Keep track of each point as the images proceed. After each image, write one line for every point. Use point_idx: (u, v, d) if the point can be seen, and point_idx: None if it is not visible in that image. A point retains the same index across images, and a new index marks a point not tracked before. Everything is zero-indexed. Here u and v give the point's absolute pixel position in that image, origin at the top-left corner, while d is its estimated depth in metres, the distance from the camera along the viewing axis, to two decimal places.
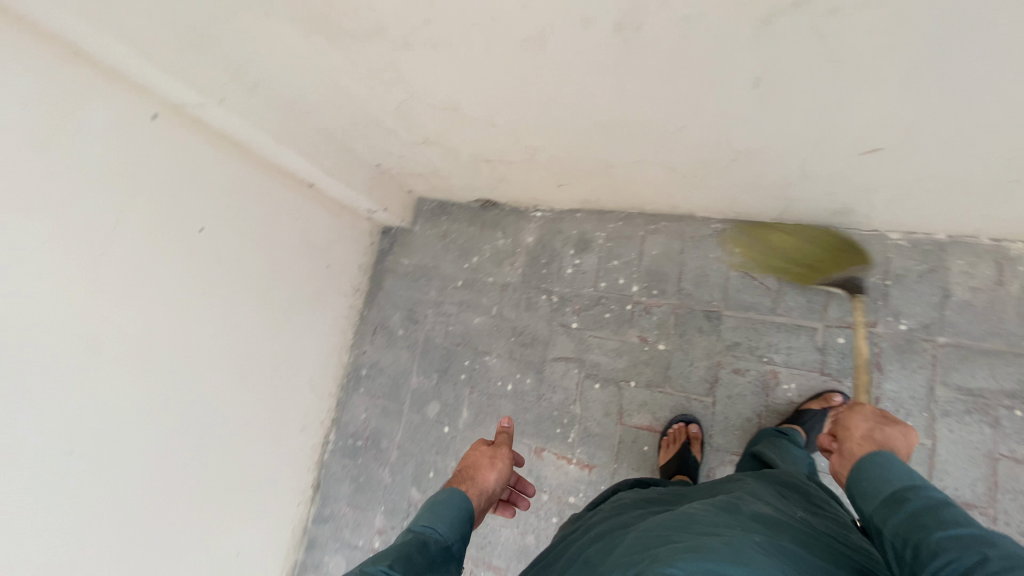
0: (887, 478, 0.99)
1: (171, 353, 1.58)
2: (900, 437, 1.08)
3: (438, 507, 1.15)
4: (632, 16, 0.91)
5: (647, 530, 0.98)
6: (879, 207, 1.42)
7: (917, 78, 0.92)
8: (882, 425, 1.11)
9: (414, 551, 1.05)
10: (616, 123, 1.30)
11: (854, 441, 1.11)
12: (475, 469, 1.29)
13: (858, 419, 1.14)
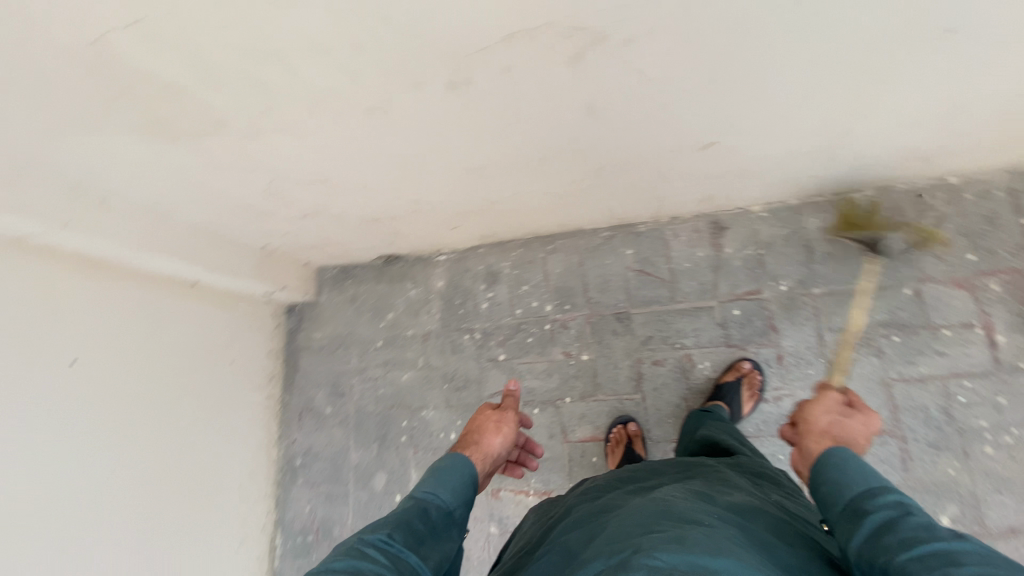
0: (846, 485, 0.99)
1: (119, 433, 1.56)
2: (859, 428, 1.12)
3: (448, 471, 1.27)
4: (461, 73, 0.97)
5: (627, 518, 0.99)
6: (736, 187, 1.58)
7: (719, 82, 1.04)
8: (843, 415, 1.14)
9: (417, 517, 1.14)
10: (483, 165, 1.36)
11: (813, 435, 1.14)
12: (482, 433, 1.45)
13: (820, 408, 1.17)
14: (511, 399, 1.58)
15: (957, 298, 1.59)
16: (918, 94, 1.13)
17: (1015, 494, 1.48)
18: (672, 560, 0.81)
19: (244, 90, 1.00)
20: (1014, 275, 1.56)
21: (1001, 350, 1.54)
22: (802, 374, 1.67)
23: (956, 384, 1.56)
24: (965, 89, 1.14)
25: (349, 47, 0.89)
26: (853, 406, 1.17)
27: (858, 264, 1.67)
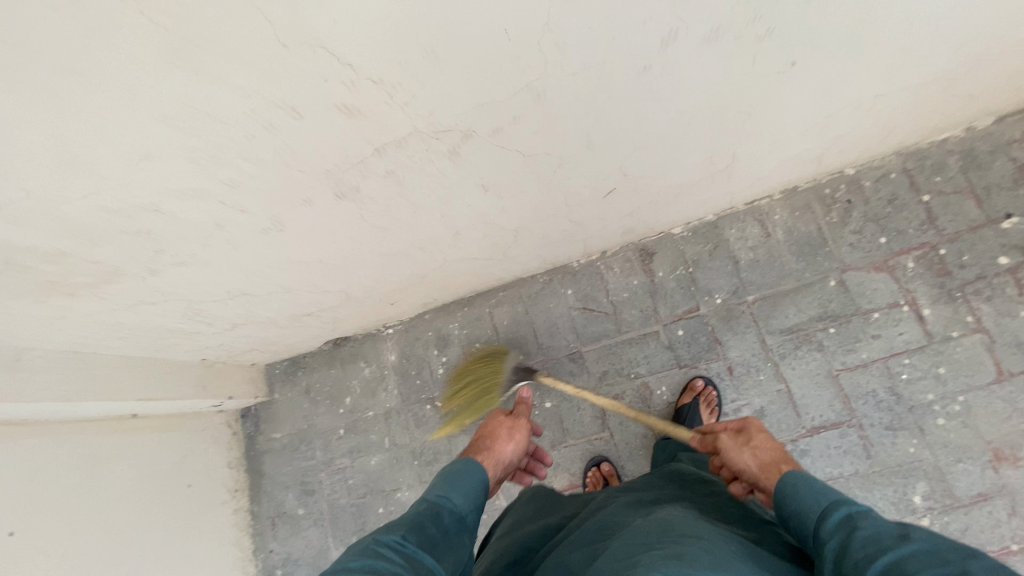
0: (804, 513, 0.93)
1: (62, 545, 1.45)
2: (768, 442, 1.19)
3: (461, 473, 1.12)
4: (348, 183, 0.98)
5: (625, 538, 0.92)
6: (653, 214, 1.62)
7: (600, 141, 1.08)
8: (751, 443, 1.20)
9: (429, 519, 1.00)
10: (400, 250, 1.37)
11: (759, 474, 1.13)
12: (493, 438, 1.30)
13: (733, 452, 1.20)
14: (523, 407, 1.44)
15: (880, 281, 1.66)
16: (787, 114, 1.20)
17: (972, 460, 1.53)
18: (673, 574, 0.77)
19: (128, 239, 0.98)
20: (926, 250, 1.64)
21: (929, 323, 1.61)
22: (754, 381, 1.71)
23: (897, 363, 1.61)
24: (831, 100, 1.20)
25: (221, 184, 0.89)
26: (743, 433, 1.25)
27: (782, 266, 1.74)
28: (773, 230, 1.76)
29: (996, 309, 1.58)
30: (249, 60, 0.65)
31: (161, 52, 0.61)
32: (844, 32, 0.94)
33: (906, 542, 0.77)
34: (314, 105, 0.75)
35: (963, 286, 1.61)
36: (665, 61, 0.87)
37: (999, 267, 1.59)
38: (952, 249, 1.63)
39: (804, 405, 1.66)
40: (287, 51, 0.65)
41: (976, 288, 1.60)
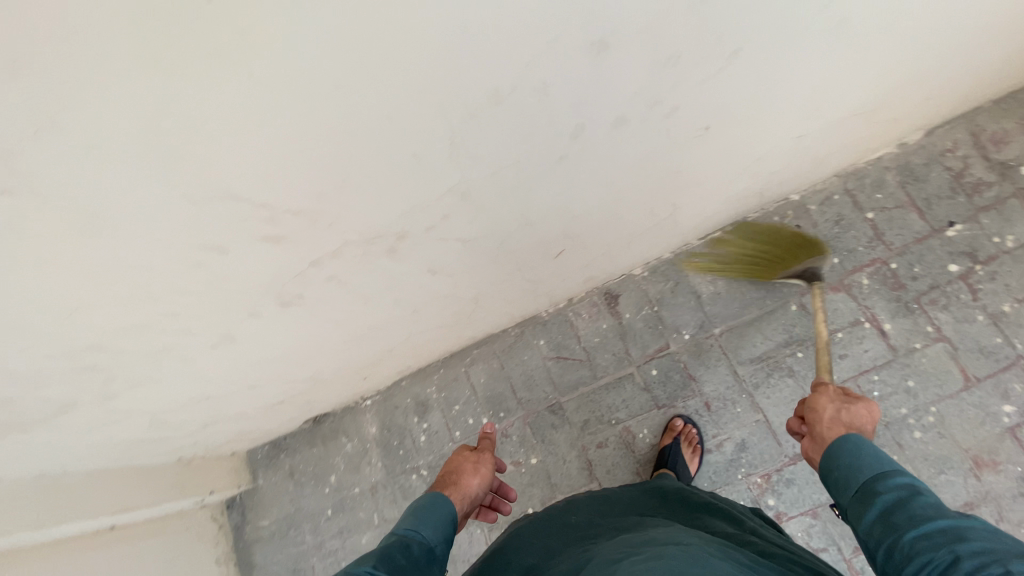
0: (859, 468, 0.86)
1: None
2: (869, 414, 0.94)
3: (429, 505, 1.08)
4: (292, 294, 0.99)
5: (613, 547, 0.93)
6: (611, 262, 1.65)
7: (536, 216, 1.11)
8: (848, 399, 0.97)
9: (399, 550, 0.97)
10: (361, 338, 1.37)
11: (823, 423, 0.97)
12: (458, 473, 1.23)
13: (821, 395, 1.00)
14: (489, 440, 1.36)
15: (838, 301, 1.70)
16: (718, 166, 1.24)
17: (953, 470, 1.54)
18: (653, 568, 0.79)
19: (75, 376, 0.97)
20: (877, 266, 1.69)
21: (891, 337, 1.65)
22: (732, 415, 1.72)
23: (867, 379, 1.64)
24: (758, 148, 1.26)
25: (160, 316, 0.90)
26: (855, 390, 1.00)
27: (744, 296, 1.78)
28: None
29: (953, 317, 1.62)
30: (163, 212, 0.68)
31: (67, 217, 0.63)
32: (750, 101, 1.00)
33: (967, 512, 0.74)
34: (240, 243, 0.79)
35: (919, 297, 1.65)
36: (579, 148, 0.91)
37: (950, 275, 1.65)
38: (903, 262, 1.68)
39: (783, 432, 1.66)
40: (200, 205, 0.69)
41: (931, 298, 1.65)
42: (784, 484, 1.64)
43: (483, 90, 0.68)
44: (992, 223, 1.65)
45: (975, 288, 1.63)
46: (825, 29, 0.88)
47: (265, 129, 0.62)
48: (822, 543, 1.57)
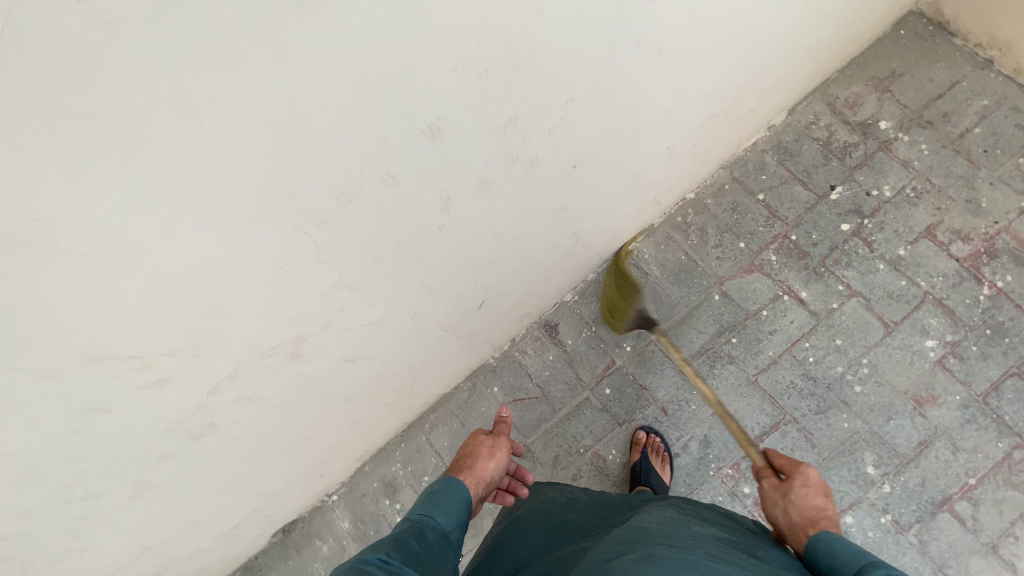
0: (841, 565, 0.87)
1: None
2: (810, 495, 1.02)
3: (445, 487, 1.03)
4: (202, 424, 0.95)
5: (605, 543, 0.94)
6: (538, 297, 1.68)
7: (439, 284, 1.12)
8: (787, 495, 1.04)
9: (411, 535, 0.94)
10: (301, 444, 1.32)
11: (789, 532, 1.01)
12: (473, 457, 1.16)
13: (767, 503, 1.07)
14: (504, 424, 1.28)
15: (754, 281, 1.80)
16: (602, 188, 1.31)
17: (900, 414, 1.62)
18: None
19: None
20: (780, 240, 1.81)
21: (810, 304, 1.75)
22: (689, 413, 1.76)
23: (800, 348, 1.72)
24: (636, 164, 1.33)
25: (59, 489, 0.85)
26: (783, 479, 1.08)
27: (670, 297, 1.86)
28: (649, 270, 1.90)
29: (858, 272, 1.74)
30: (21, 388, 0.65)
31: None
32: (603, 136, 1.08)
33: None
34: (120, 396, 0.77)
35: (824, 260, 1.77)
36: (454, 217, 0.94)
37: (844, 234, 1.78)
38: (801, 232, 1.80)
39: (739, 418, 1.71)
40: (58, 376, 0.67)
41: (834, 259, 1.77)
42: (753, 469, 1.67)
43: (327, 194, 0.72)
44: (867, 178, 1.81)
45: (869, 240, 1.76)
46: (649, 62, 0.97)
47: (115, 271, 0.62)
48: None
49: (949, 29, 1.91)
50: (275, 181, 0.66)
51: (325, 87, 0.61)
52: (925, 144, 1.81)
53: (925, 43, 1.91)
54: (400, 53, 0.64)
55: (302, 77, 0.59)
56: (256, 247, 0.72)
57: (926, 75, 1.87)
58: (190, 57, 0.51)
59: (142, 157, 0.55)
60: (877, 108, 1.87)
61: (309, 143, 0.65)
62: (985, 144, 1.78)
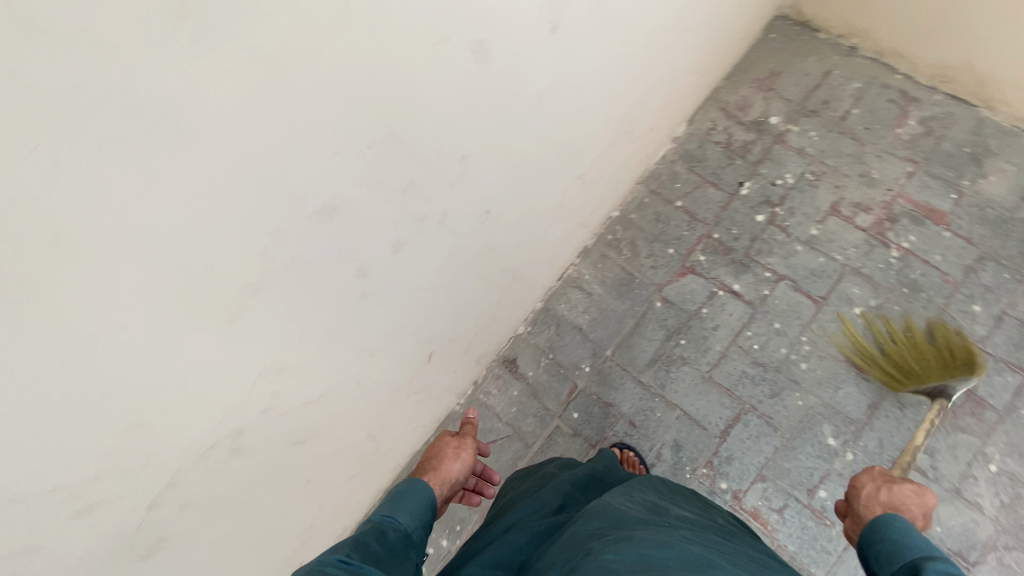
0: (903, 546, 0.88)
1: None
2: (911, 495, 1.01)
3: (408, 488, 1.06)
4: (148, 540, 0.91)
5: (581, 524, 0.96)
6: (489, 336, 1.71)
7: (378, 347, 1.13)
8: (887, 479, 1.05)
9: (373, 536, 0.93)
10: (267, 538, 1.26)
11: (864, 501, 1.04)
12: (438, 458, 1.24)
13: (863, 473, 1.10)
14: (470, 428, 1.37)
15: (690, 283, 1.91)
16: (523, 223, 1.37)
17: (846, 382, 1.71)
18: (627, 555, 0.81)
19: None
20: (705, 240, 1.94)
21: (744, 294, 1.86)
22: (656, 421, 1.79)
23: (744, 337, 1.82)
24: (551, 195, 1.41)
25: None
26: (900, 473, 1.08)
27: (616, 311, 1.94)
28: (592, 290, 1.99)
29: (780, 257, 1.87)
30: None
31: None
32: (506, 179, 1.14)
33: None
34: (47, 532, 0.73)
35: (747, 252, 1.90)
36: (375, 281, 0.97)
37: (760, 224, 1.92)
38: (722, 230, 1.94)
39: (703, 416, 1.76)
40: None
41: (757, 249, 1.90)
42: (725, 463, 1.71)
43: (233, 287, 0.75)
44: (769, 170, 1.97)
45: (783, 226, 1.90)
46: (533, 108, 1.05)
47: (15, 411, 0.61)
48: (780, 501, 1.64)
49: (812, 27, 2.11)
50: (170, 303, 0.69)
51: (202, 200, 0.65)
52: (814, 131, 1.97)
53: (794, 43, 2.10)
54: (263, 148, 0.67)
55: (179, 193, 0.62)
56: (162, 364, 0.74)
57: (801, 70, 2.05)
58: (54, 193, 0.53)
59: (36, 318, 0.58)
60: (765, 106, 2.04)
61: (200, 251, 0.68)
62: (865, 122, 1.94)
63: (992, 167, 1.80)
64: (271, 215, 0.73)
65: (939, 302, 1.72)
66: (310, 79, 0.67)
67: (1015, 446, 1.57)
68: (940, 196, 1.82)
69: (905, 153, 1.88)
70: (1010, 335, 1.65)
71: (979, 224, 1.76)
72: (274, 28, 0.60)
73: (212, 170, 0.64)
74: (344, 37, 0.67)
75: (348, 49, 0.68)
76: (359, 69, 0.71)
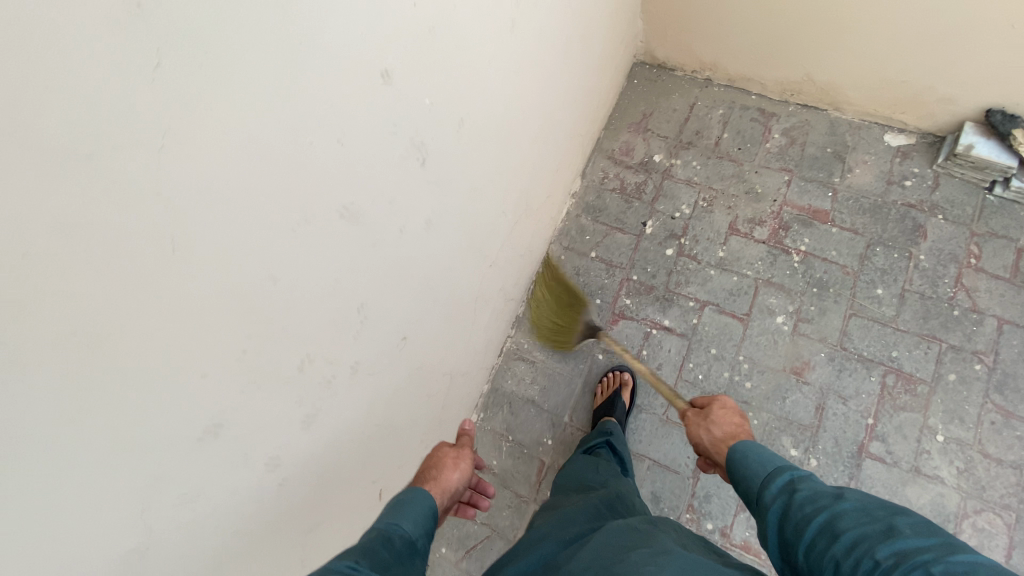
0: (752, 475, 1.01)
1: None
2: (727, 414, 1.20)
3: (409, 496, 1.02)
4: None
5: (602, 541, 1.03)
6: (443, 440, 1.62)
7: (311, 518, 1.01)
8: (709, 417, 1.21)
9: (379, 544, 0.92)
10: None
11: (713, 448, 1.17)
12: (437, 468, 1.17)
13: (694, 428, 1.24)
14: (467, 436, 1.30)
15: (624, 328, 1.94)
16: (444, 329, 1.33)
17: (791, 390, 1.77)
18: None
19: None
20: (626, 284, 1.99)
21: (676, 328, 1.91)
22: None
23: (688, 370, 1.85)
24: (468, 292, 1.40)
25: None
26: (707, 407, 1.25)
27: (563, 374, 1.91)
28: (534, 359, 1.95)
29: (698, 285, 1.94)
30: None
31: None
32: (413, 306, 1.10)
33: (839, 498, 0.86)
34: None
35: (668, 286, 1.96)
36: (291, 462, 0.88)
37: (672, 258, 2.00)
38: (639, 270, 2.00)
39: (672, 460, 1.76)
40: None
41: (675, 281, 1.97)
42: (705, 502, 1.70)
43: (106, 553, 0.62)
44: (666, 206, 2.07)
45: (693, 254, 1.99)
46: (423, 233, 1.03)
47: None
48: None
49: (667, 66, 2.24)
50: None
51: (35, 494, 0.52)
52: (695, 161, 2.10)
53: (656, 84, 2.23)
54: (111, 400, 0.56)
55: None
56: None
57: (669, 107, 2.19)
58: None
59: None
60: (646, 146, 2.16)
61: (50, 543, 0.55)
62: (737, 143, 2.09)
63: (855, 161, 1.98)
64: (126, 470, 0.61)
65: (847, 294, 1.84)
66: (142, 323, 0.57)
67: (951, 412, 1.68)
68: (819, 196, 1.96)
69: (778, 164, 2.03)
70: (915, 309, 1.79)
71: (860, 214, 1.92)
72: (76, 298, 0.50)
73: (39, 466, 0.52)
74: (176, 274, 0.59)
75: (186, 272, 0.60)
76: (206, 295, 0.63)
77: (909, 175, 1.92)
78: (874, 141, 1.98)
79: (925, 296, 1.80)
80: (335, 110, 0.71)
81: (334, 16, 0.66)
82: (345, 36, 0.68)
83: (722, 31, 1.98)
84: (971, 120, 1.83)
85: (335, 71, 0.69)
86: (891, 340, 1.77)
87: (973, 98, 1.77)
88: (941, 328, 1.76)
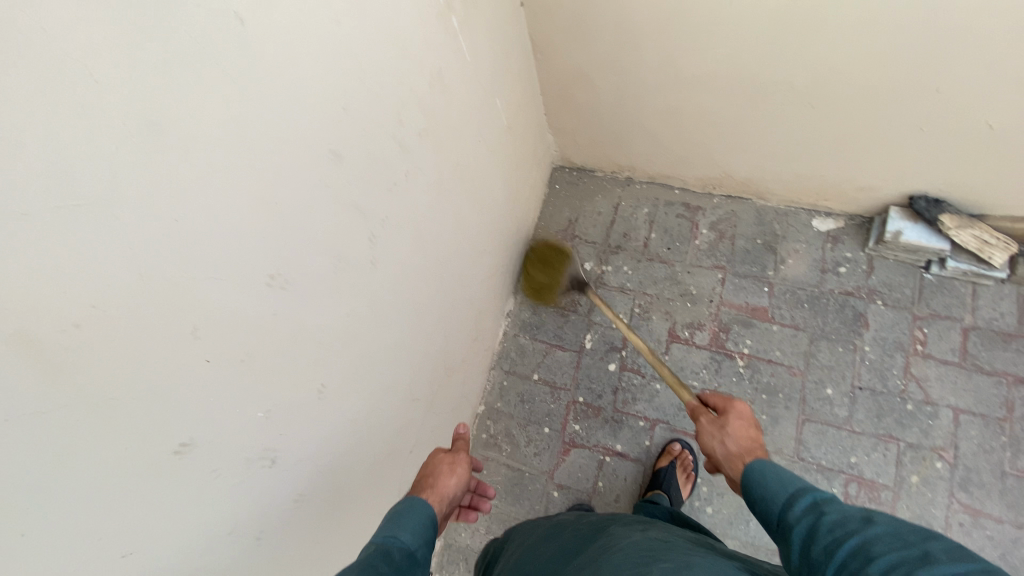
0: (769, 498, 0.91)
1: None
2: (742, 426, 1.08)
3: (408, 505, 0.95)
4: None
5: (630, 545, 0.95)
6: None
7: None
8: (722, 428, 1.09)
9: (378, 558, 0.85)
10: None
11: (726, 462, 1.06)
12: (433, 474, 1.08)
13: (705, 436, 1.12)
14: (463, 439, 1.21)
15: (576, 458, 1.84)
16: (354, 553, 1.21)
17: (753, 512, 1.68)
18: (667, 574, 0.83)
19: None
20: (573, 408, 1.89)
21: (629, 452, 1.82)
22: None
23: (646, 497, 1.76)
24: (386, 491, 1.31)
25: None
26: (719, 415, 1.14)
27: (518, 517, 1.80)
28: None
29: (647, 402, 1.86)
30: None
31: None
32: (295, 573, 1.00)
33: (868, 523, 0.75)
34: None
35: (615, 407, 1.87)
36: None
37: (615, 373, 1.91)
38: (584, 391, 1.91)
39: None
40: None
41: (622, 400, 1.88)
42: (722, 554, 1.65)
43: None
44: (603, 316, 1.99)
45: (636, 367, 1.91)
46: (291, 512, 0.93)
47: None
48: None
49: (587, 169, 2.19)
50: None
51: None
52: (626, 266, 2.03)
53: (579, 187, 2.18)
54: None
55: None
56: None
57: (593, 211, 2.13)
58: None
59: None
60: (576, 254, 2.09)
61: None
62: (666, 243, 2.03)
63: (787, 251, 1.92)
64: None
65: (796, 399, 1.75)
66: None
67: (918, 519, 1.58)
68: (755, 292, 1.90)
69: (710, 262, 1.97)
70: (867, 408, 1.71)
71: (798, 307, 1.85)
72: None
73: None
74: None
75: None
76: None
77: (842, 261, 1.87)
78: (803, 227, 1.94)
79: (876, 391, 1.72)
80: (104, 537, 0.60)
81: (75, 470, 0.54)
82: (99, 470, 0.57)
83: (631, 141, 1.92)
84: (895, 205, 1.78)
85: (94, 509, 0.58)
86: (848, 444, 1.68)
87: (892, 188, 1.72)
88: (896, 426, 1.68)
